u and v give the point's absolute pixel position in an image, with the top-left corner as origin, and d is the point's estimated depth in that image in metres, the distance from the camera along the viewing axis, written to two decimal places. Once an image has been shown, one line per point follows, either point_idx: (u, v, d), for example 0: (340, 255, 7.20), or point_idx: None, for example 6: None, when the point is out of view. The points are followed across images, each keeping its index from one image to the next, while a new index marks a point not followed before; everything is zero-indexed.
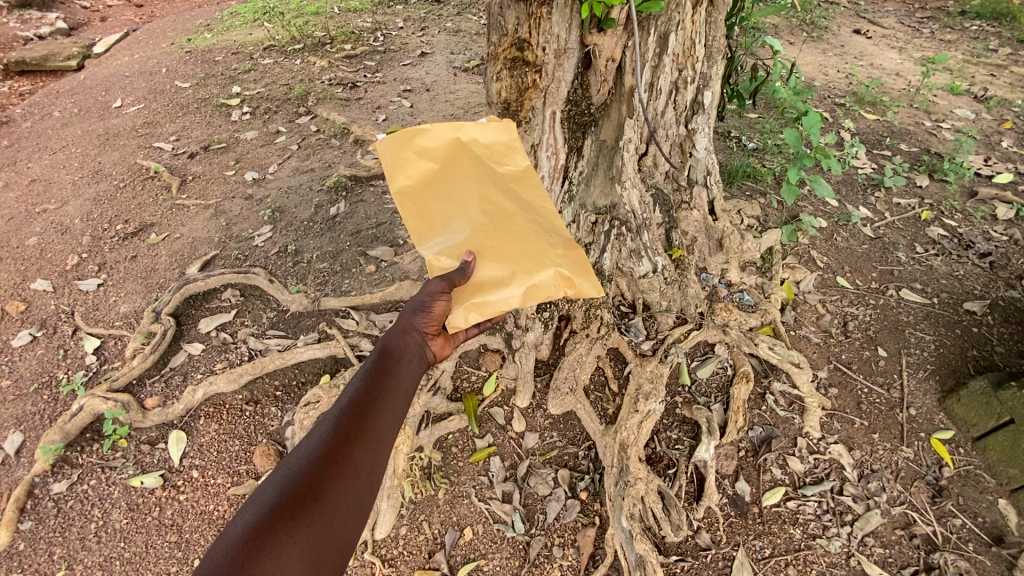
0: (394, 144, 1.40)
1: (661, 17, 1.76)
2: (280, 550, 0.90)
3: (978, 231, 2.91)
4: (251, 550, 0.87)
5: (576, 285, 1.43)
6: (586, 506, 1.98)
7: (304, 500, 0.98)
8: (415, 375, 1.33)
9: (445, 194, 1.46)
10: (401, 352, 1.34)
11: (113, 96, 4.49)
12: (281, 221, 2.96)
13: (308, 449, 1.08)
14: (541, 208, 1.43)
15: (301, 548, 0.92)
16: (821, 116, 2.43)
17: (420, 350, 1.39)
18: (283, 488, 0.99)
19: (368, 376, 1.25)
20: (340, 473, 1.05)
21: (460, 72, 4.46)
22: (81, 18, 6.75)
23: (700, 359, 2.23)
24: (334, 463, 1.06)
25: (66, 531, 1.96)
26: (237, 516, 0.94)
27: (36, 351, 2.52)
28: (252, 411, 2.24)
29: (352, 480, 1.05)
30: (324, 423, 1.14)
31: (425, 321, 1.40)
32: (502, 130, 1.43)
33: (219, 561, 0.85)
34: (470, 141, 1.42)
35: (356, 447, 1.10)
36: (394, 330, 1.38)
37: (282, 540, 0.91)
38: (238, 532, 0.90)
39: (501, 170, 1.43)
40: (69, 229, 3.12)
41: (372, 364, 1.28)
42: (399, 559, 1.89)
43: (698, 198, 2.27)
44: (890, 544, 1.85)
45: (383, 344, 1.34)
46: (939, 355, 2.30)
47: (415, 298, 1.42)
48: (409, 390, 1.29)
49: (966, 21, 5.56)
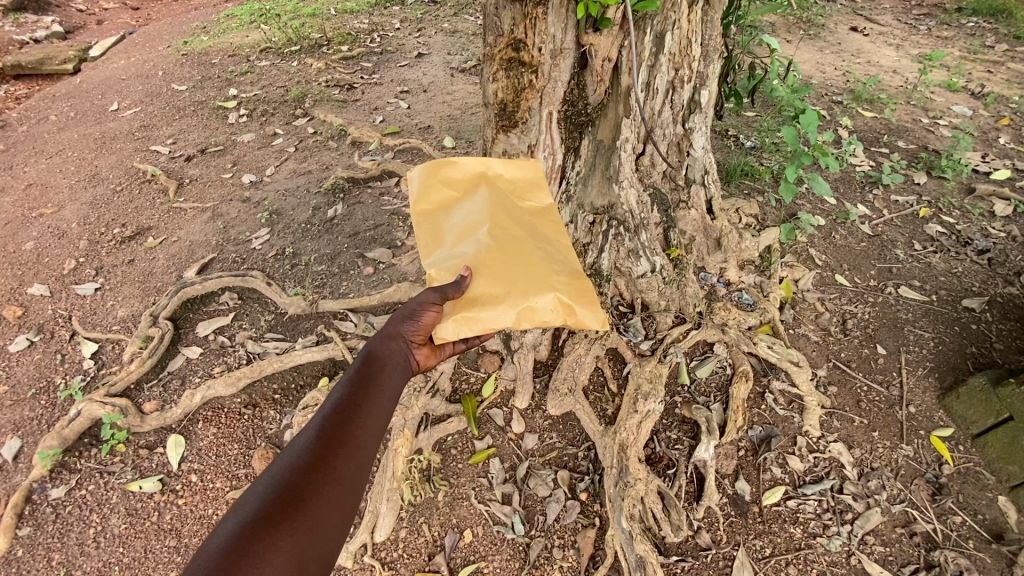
0: (428, 172, 1.61)
1: (657, 16, 1.76)
2: (262, 558, 0.89)
3: (976, 228, 2.92)
4: (234, 559, 0.87)
5: (575, 313, 1.40)
6: (586, 507, 1.98)
7: (287, 509, 0.98)
8: (400, 381, 1.33)
9: (460, 217, 1.56)
10: (385, 357, 1.33)
11: (111, 99, 4.48)
12: (278, 224, 2.95)
13: (291, 455, 1.08)
14: (556, 240, 1.57)
15: (285, 556, 0.92)
16: (818, 113, 2.42)
17: (406, 356, 1.37)
18: (265, 497, 0.99)
19: (353, 382, 1.25)
20: (323, 481, 1.04)
21: (458, 73, 4.45)
22: (77, 21, 6.75)
23: (699, 358, 2.22)
24: (318, 470, 1.06)
25: (66, 536, 1.96)
26: (219, 524, 0.93)
27: (34, 355, 2.51)
28: (251, 414, 2.23)
29: (334, 488, 1.05)
30: (308, 430, 1.14)
31: (412, 329, 1.37)
32: (528, 172, 1.67)
33: (203, 571, 0.85)
34: (496, 176, 1.64)
35: (340, 454, 1.10)
36: (381, 336, 1.38)
37: (266, 549, 0.91)
38: (220, 542, 0.90)
39: (522, 205, 1.62)
40: (67, 233, 3.12)
41: (357, 371, 1.28)
42: (399, 562, 1.89)
43: (695, 197, 2.28)
44: (891, 542, 1.85)
45: (368, 350, 1.34)
46: (938, 352, 2.30)
47: (405, 306, 1.40)
48: (394, 396, 1.29)
49: (963, 18, 5.56)
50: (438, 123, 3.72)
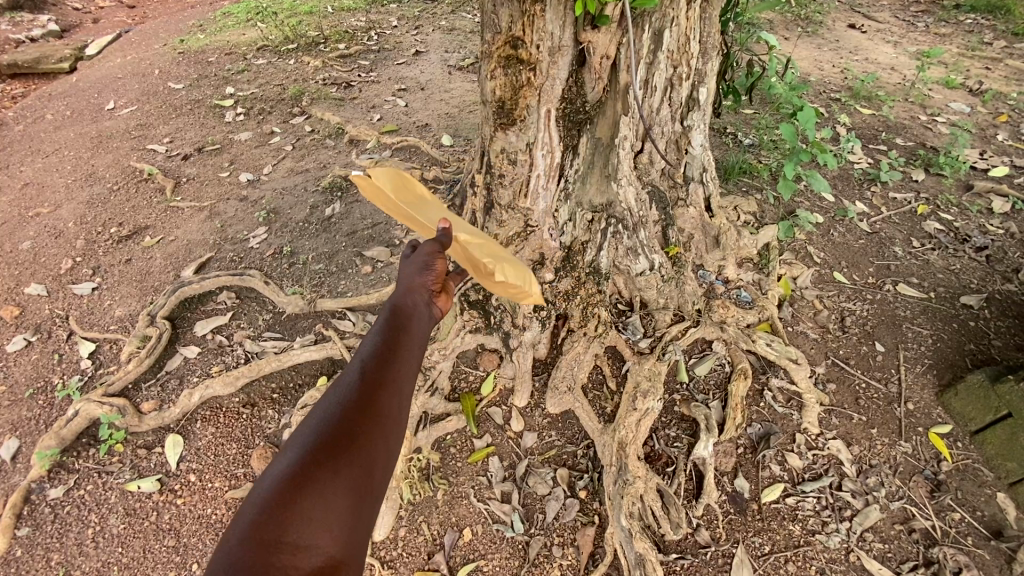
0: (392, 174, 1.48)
1: (655, 14, 1.76)
2: (320, 495, 0.90)
3: (974, 225, 2.92)
4: (291, 496, 0.88)
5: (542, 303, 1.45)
6: (586, 505, 1.98)
7: (337, 448, 0.98)
8: (430, 326, 1.32)
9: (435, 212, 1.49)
10: (414, 303, 1.32)
11: (107, 98, 4.46)
12: (276, 223, 2.94)
13: (334, 399, 1.07)
14: None
15: (340, 492, 0.92)
16: (816, 111, 2.41)
17: (428, 308, 1.35)
18: (314, 438, 0.99)
19: (382, 333, 1.22)
20: (367, 421, 1.04)
21: (455, 71, 4.44)
22: (72, 21, 6.72)
23: (698, 356, 2.22)
24: (361, 412, 1.05)
25: (64, 536, 1.95)
26: (265, 476, 0.93)
27: (31, 356, 2.50)
28: (250, 413, 2.23)
29: (379, 428, 1.04)
30: (348, 374, 1.13)
31: (429, 280, 1.37)
32: None
33: (261, 511, 0.85)
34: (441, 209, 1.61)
35: (378, 398, 1.08)
36: (402, 290, 1.36)
37: (321, 486, 0.91)
38: (270, 489, 0.89)
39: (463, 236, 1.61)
40: (64, 232, 3.11)
41: (385, 321, 1.25)
42: (399, 561, 1.89)
43: (694, 195, 2.28)
44: (890, 539, 1.86)
45: (392, 301, 1.31)
46: (936, 349, 2.30)
47: (411, 264, 1.40)
48: (426, 340, 1.27)
49: (960, 15, 5.56)
50: (435, 122, 3.71)
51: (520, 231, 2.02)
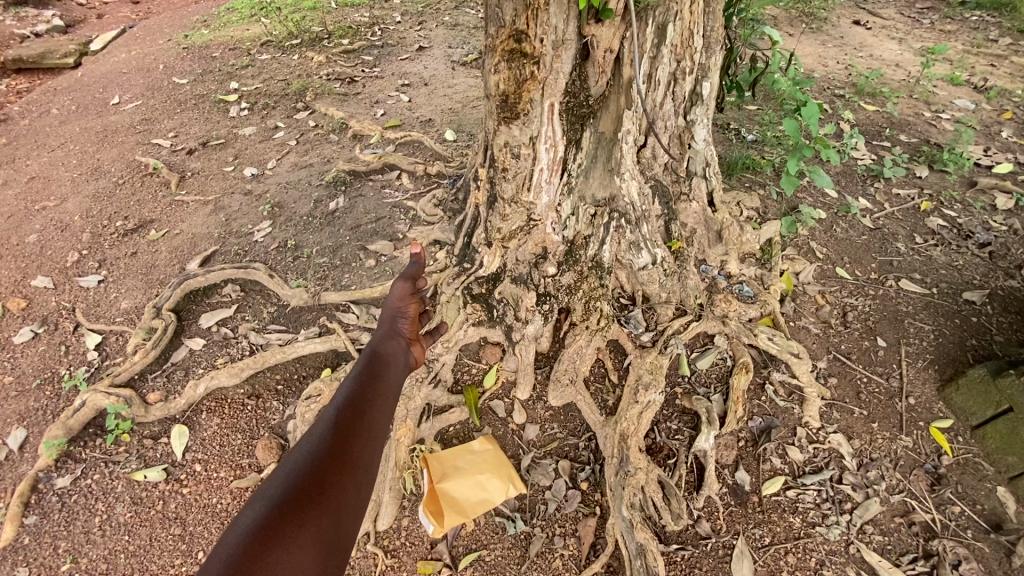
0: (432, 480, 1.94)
1: (659, 8, 1.76)
2: (292, 541, 0.95)
3: (977, 221, 2.92)
4: (263, 541, 0.93)
5: (510, 478, 1.98)
6: (587, 497, 2.00)
7: (311, 493, 1.05)
8: (400, 379, 1.49)
9: (444, 467, 1.97)
10: (387, 356, 1.51)
11: (112, 93, 4.48)
12: (280, 216, 2.96)
13: (311, 445, 1.16)
14: (484, 454, 2.03)
15: (310, 538, 0.97)
16: (819, 106, 2.39)
17: (403, 358, 1.56)
18: (291, 481, 1.07)
19: (357, 382, 1.37)
20: (340, 469, 1.13)
21: (459, 67, 4.46)
22: (77, 15, 6.72)
23: (700, 350, 2.24)
24: (335, 457, 1.15)
25: (71, 524, 1.97)
26: (245, 510, 1.00)
27: (38, 347, 2.53)
28: (254, 405, 2.25)
29: (351, 476, 1.13)
30: (322, 423, 1.23)
31: (404, 328, 1.63)
32: (448, 450, 2.04)
33: (235, 552, 0.90)
34: (439, 459, 2.00)
35: (356, 445, 1.20)
36: (377, 343, 1.56)
37: (294, 531, 0.97)
38: (250, 522, 0.96)
39: (456, 457, 2.01)
40: (70, 225, 3.12)
41: (360, 372, 1.41)
42: (402, 551, 1.90)
43: (697, 189, 2.33)
44: (890, 532, 1.86)
45: (370, 353, 1.50)
46: (938, 344, 2.31)
47: (387, 316, 1.65)
48: (396, 392, 1.44)
49: (966, 11, 5.51)
50: (438, 117, 3.72)
51: (523, 225, 2.03)
